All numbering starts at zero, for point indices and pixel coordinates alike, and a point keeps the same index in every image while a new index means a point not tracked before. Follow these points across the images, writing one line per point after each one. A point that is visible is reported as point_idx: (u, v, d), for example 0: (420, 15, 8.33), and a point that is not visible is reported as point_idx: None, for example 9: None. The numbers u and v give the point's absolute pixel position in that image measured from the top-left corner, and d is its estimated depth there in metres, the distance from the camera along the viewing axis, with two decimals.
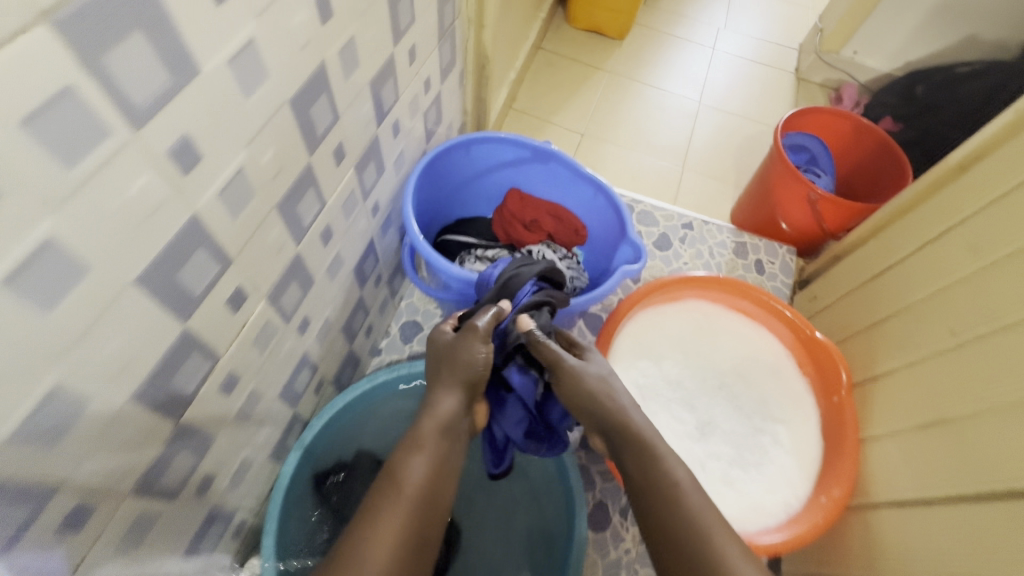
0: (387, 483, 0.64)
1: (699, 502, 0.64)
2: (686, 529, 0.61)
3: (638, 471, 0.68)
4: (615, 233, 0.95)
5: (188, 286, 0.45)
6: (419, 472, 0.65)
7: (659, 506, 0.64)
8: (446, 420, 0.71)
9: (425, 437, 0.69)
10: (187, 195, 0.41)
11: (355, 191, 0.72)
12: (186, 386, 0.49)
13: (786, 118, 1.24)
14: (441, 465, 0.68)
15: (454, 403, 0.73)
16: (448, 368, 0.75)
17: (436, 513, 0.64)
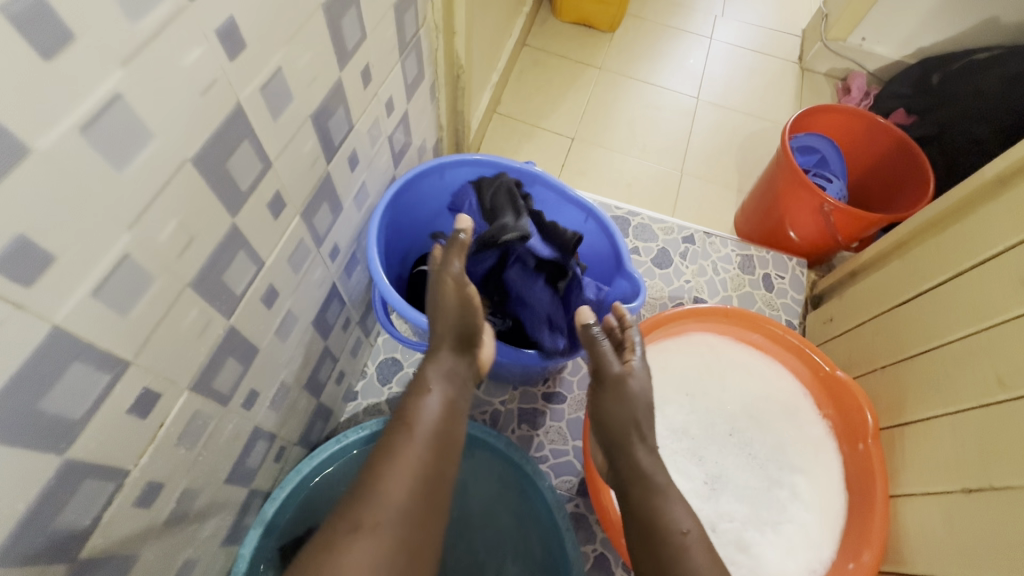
0: (397, 429, 0.59)
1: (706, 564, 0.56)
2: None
3: (645, 516, 0.61)
4: (609, 263, 0.85)
5: (61, 413, 0.35)
6: (429, 420, 0.60)
7: (663, 563, 0.57)
8: (450, 367, 0.66)
9: (429, 377, 0.64)
10: (35, 308, 0.31)
11: (306, 238, 0.62)
12: (79, 519, 0.40)
13: (793, 119, 1.13)
14: (448, 409, 0.63)
15: (456, 352, 0.67)
16: (443, 321, 0.68)
17: (446, 459, 0.60)
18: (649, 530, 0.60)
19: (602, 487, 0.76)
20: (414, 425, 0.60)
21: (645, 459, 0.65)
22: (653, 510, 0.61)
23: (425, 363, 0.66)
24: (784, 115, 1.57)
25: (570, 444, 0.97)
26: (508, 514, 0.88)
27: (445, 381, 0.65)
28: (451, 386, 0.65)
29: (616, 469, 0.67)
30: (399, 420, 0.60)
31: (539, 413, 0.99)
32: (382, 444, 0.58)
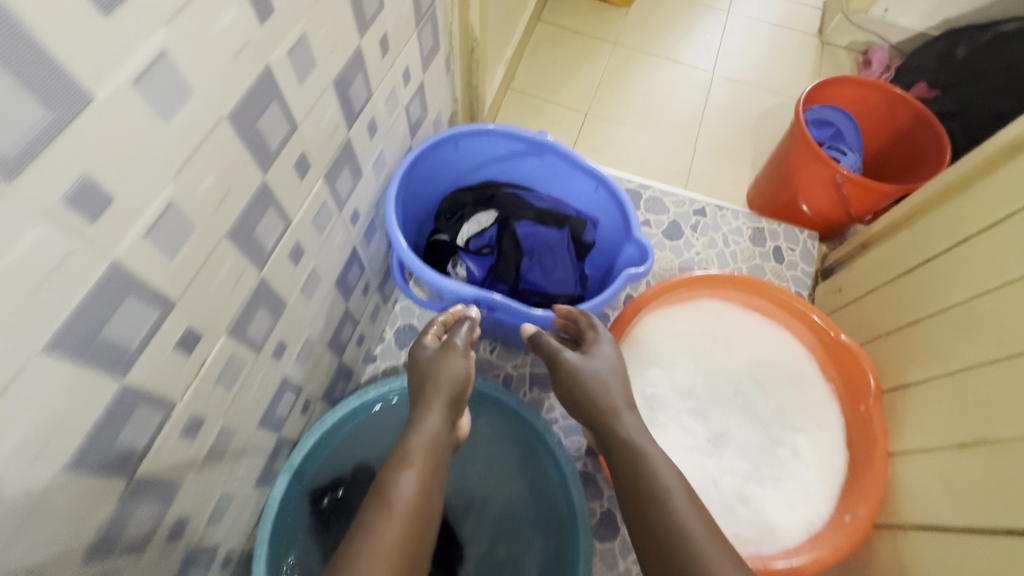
0: (374, 505, 0.54)
1: (689, 518, 0.58)
2: (680, 551, 0.55)
3: (632, 482, 0.63)
4: (620, 231, 0.87)
5: (119, 341, 0.39)
6: (411, 491, 0.55)
7: (650, 520, 0.59)
8: (432, 434, 0.63)
9: (412, 450, 0.60)
10: (98, 242, 0.35)
11: (328, 201, 0.66)
12: (135, 440, 0.45)
13: (809, 90, 1.13)
14: (430, 478, 0.58)
15: (440, 418, 0.65)
16: (435, 384, 0.68)
17: (428, 534, 0.54)
18: (635, 491, 0.62)
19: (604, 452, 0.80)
20: (393, 492, 0.55)
21: (629, 422, 0.68)
22: (637, 477, 0.63)
23: (408, 435, 0.62)
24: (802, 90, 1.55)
25: None
26: (523, 478, 0.92)
27: (428, 451, 0.61)
28: (431, 452, 0.61)
29: (604, 441, 0.69)
30: (375, 496, 0.55)
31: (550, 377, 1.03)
32: (359, 521, 0.52)
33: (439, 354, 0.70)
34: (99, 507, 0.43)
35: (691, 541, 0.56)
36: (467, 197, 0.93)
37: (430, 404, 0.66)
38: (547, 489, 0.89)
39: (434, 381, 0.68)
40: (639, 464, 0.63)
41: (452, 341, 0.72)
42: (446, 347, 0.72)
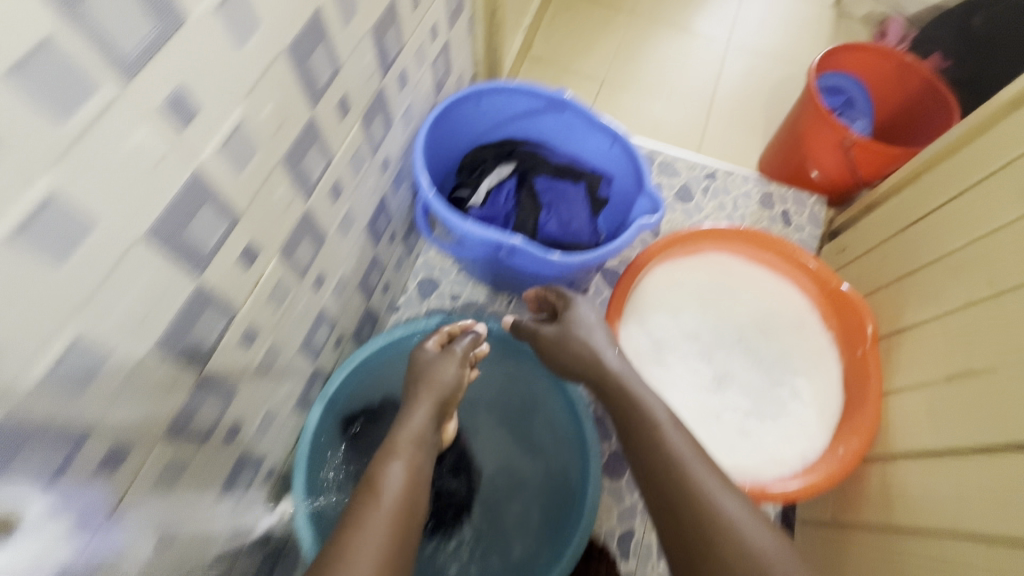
0: (362, 492, 0.58)
1: (676, 446, 0.63)
2: (675, 472, 0.61)
3: (627, 422, 0.68)
4: (633, 186, 0.92)
5: (198, 242, 0.45)
6: (398, 480, 0.60)
7: (643, 451, 0.64)
8: (418, 431, 0.67)
9: (398, 443, 0.65)
10: (187, 148, 0.41)
11: (363, 146, 0.71)
12: (206, 338, 0.51)
13: (822, 56, 1.15)
14: (417, 471, 0.63)
15: (424, 418, 0.70)
16: (426, 386, 0.73)
17: (415, 524, 0.58)
18: (629, 424, 0.67)
19: None
20: (381, 484, 0.59)
21: (615, 364, 0.72)
22: (630, 418, 0.68)
23: (394, 432, 0.67)
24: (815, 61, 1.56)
25: None
26: (516, 434, 0.98)
27: (415, 446, 0.66)
28: (416, 447, 0.65)
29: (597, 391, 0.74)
30: (364, 485, 0.59)
31: None
32: (350, 512, 0.56)
33: (438, 358, 0.76)
34: (176, 393, 0.50)
35: (680, 462, 0.62)
36: (488, 150, 0.97)
37: (422, 396, 0.72)
38: (545, 444, 0.95)
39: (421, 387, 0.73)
40: (629, 406, 0.69)
41: (450, 349, 0.78)
42: (445, 354, 0.78)
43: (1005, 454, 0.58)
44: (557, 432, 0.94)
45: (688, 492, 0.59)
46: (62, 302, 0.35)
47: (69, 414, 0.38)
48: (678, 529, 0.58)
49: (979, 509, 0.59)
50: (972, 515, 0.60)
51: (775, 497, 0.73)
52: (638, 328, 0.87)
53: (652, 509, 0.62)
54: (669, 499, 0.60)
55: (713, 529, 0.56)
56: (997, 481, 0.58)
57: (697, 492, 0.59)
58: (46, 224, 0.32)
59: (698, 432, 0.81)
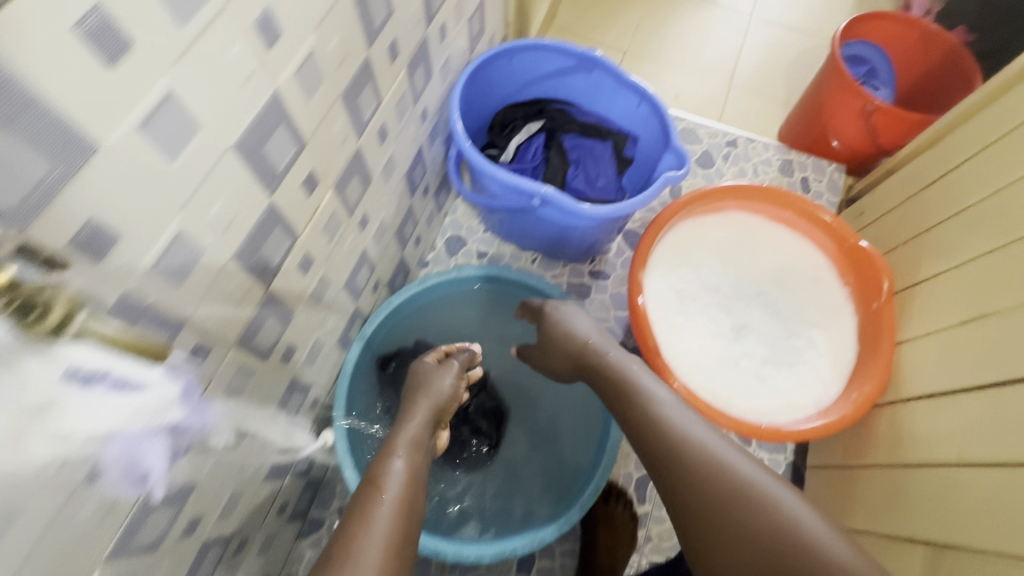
0: (364, 490, 0.57)
1: (667, 408, 0.67)
2: (668, 430, 0.65)
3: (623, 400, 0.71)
4: (659, 144, 0.94)
5: (273, 161, 0.49)
6: (399, 475, 0.60)
7: (637, 420, 0.68)
8: (414, 435, 0.67)
9: (396, 444, 0.65)
10: (270, 68, 0.45)
11: (407, 94, 0.75)
12: (273, 256, 0.55)
13: (847, 24, 1.15)
14: (418, 475, 0.62)
15: (422, 422, 0.70)
16: (423, 394, 0.74)
17: (416, 519, 0.57)
18: (616, 394, 0.73)
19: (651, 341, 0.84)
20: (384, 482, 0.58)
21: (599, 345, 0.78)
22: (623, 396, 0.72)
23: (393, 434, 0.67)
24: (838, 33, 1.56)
25: (612, 314, 1.11)
26: (515, 409, 1.01)
27: (412, 447, 0.65)
28: (414, 452, 0.65)
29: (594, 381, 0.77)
30: (366, 479, 0.59)
31: (586, 287, 1.13)
32: (353, 508, 0.55)
33: (435, 369, 0.78)
34: (248, 305, 0.54)
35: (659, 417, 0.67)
36: (518, 109, 1.01)
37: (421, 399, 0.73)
38: (544, 418, 0.99)
39: (416, 398, 0.74)
40: (622, 386, 0.73)
41: (448, 363, 0.80)
42: (443, 367, 0.80)
43: (1011, 388, 0.61)
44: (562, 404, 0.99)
45: (681, 443, 0.63)
46: (171, 197, 0.39)
47: (169, 303, 0.43)
48: (679, 475, 0.61)
49: (986, 440, 0.63)
50: (979, 446, 0.63)
51: (789, 436, 0.77)
52: (660, 279, 0.90)
53: (651, 469, 0.65)
54: (665, 454, 0.63)
55: (709, 470, 0.59)
56: (1003, 413, 0.62)
57: (689, 443, 0.62)
58: (163, 119, 0.36)
59: (716, 378, 0.85)
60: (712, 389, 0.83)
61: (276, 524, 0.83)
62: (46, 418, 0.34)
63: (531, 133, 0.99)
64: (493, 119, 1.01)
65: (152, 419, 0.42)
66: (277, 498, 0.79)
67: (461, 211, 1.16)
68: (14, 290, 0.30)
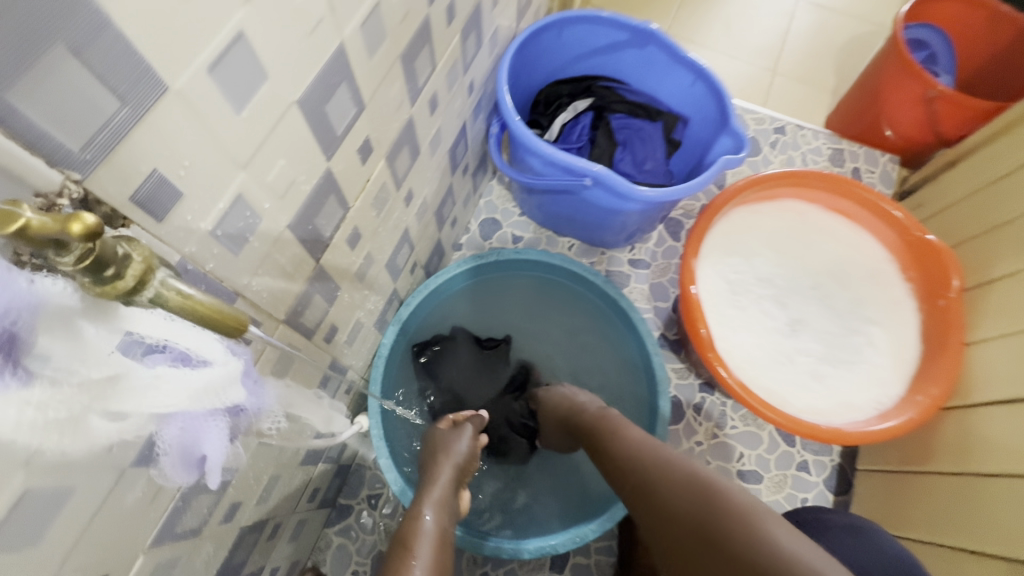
0: (394, 551, 0.55)
1: (643, 443, 0.66)
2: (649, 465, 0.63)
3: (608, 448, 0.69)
4: (714, 125, 0.89)
5: (333, 123, 0.45)
6: (428, 536, 0.56)
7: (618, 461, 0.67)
8: (439, 498, 0.63)
9: (420, 505, 0.61)
10: (338, 16, 0.40)
11: (458, 62, 0.70)
12: (325, 228, 0.51)
13: (907, 9, 1.09)
14: (446, 530, 0.59)
15: (446, 481, 0.65)
16: (443, 455, 0.68)
17: None
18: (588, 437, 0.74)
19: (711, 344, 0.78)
20: (416, 538, 0.56)
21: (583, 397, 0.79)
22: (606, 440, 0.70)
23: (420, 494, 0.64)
24: (889, 17, 1.48)
25: (651, 304, 1.06)
26: None
27: (439, 509, 0.61)
28: (440, 507, 0.61)
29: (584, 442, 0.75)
30: (396, 540, 0.56)
31: (624, 276, 1.08)
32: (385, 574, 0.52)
33: (450, 431, 0.72)
34: (298, 280, 0.51)
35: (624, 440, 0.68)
36: (563, 86, 0.96)
37: (443, 460, 0.68)
38: None
39: (435, 460, 0.68)
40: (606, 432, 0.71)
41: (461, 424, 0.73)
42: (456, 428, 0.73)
43: None
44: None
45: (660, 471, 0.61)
46: (235, 153, 0.35)
47: (225, 273, 0.39)
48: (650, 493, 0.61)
49: None
50: None
51: (849, 438, 0.73)
52: (711, 269, 0.86)
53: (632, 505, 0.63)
54: (645, 487, 0.62)
55: (679, 486, 0.58)
56: None
57: (663, 468, 0.61)
58: (232, 63, 0.32)
59: (769, 375, 0.80)
60: (765, 385, 0.80)
61: (307, 510, 0.80)
62: (102, 396, 0.27)
63: (576, 111, 0.94)
64: (536, 96, 0.97)
65: (223, 397, 0.33)
66: (309, 484, 0.77)
67: (496, 193, 1.12)
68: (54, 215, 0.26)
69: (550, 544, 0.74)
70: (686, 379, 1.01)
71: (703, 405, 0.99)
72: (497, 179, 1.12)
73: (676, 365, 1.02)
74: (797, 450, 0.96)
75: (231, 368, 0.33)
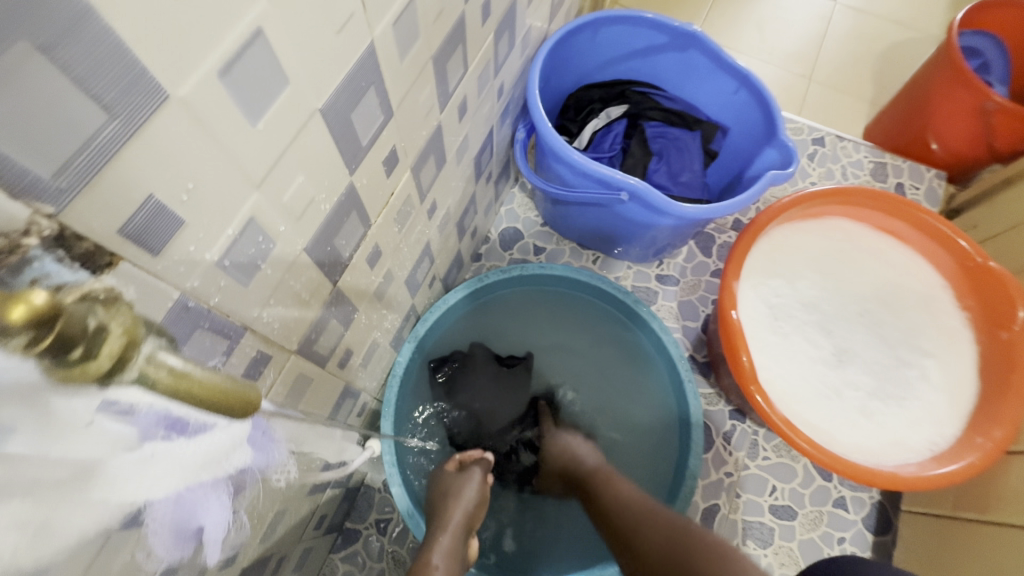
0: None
1: (635, 496, 0.68)
2: (636, 515, 0.65)
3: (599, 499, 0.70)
4: (758, 136, 0.83)
5: (358, 133, 0.40)
6: None
7: (607, 510, 0.68)
8: (450, 549, 0.59)
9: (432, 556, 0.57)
10: (370, 12, 0.35)
11: (490, 64, 0.65)
12: (344, 248, 0.46)
13: (962, 15, 1.02)
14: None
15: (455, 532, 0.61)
16: (454, 498, 0.64)
17: None
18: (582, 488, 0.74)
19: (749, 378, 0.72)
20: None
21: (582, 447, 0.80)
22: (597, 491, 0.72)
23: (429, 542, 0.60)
24: (932, 24, 1.41)
25: (680, 323, 1.00)
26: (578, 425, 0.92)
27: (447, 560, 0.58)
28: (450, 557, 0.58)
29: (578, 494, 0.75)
30: None
31: (651, 292, 1.02)
32: None
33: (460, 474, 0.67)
34: (314, 306, 0.45)
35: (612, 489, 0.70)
36: (595, 89, 0.90)
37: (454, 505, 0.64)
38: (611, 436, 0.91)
39: (445, 506, 0.64)
40: (597, 484, 0.73)
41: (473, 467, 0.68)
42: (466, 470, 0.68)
43: None
44: (612, 436, 0.91)
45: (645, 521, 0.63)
46: (248, 171, 0.30)
47: (232, 305, 0.34)
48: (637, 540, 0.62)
49: None
50: None
51: (904, 484, 0.67)
52: (752, 290, 0.80)
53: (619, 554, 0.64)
54: (632, 537, 0.63)
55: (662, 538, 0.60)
56: None
57: (648, 517, 0.63)
58: (247, 66, 0.26)
59: (813, 409, 0.75)
60: (809, 420, 0.74)
61: (313, 538, 0.75)
62: (77, 491, 0.21)
63: (609, 117, 0.88)
64: (566, 100, 0.91)
65: (226, 463, 0.29)
66: (317, 512, 0.72)
67: (518, 200, 1.06)
68: (16, 262, 0.20)
69: None
70: (717, 404, 0.95)
71: (733, 433, 0.93)
72: (519, 186, 1.07)
73: (705, 389, 0.96)
74: (834, 484, 0.89)
75: (235, 430, 0.29)
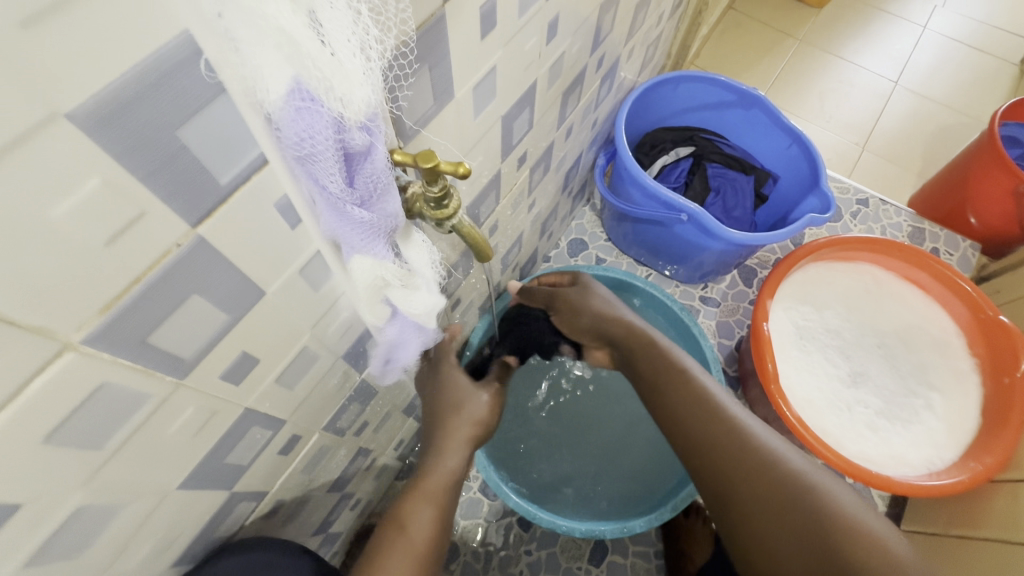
0: (388, 535, 0.52)
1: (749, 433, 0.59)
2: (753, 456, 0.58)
3: (678, 400, 0.64)
4: (804, 185, 0.98)
5: (513, 135, 0.60)
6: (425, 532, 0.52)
7: (701, 430, 0.61)
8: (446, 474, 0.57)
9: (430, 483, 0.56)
10: (539, 62, 0.54)
11: (592, 102, 0.84)
12: (481, 216, 0.65)
13: (1005, 106, 1.15)
14: (445, 512, 0.55)
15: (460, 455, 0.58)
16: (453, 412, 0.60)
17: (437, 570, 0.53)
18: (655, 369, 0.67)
19: (772, 381, 0.84)
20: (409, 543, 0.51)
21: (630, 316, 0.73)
22: (668, 385, 0.66)
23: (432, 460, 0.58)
24: (987, 113, 1.53)
25: (716, 340, 1.14)
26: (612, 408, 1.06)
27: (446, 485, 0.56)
28: (439, 527, 0.53)
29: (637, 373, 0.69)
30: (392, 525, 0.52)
31: (693, 309, 1.16)
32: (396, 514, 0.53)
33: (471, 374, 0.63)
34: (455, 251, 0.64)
35: (711, 406, 0.62)
36: (669, 132, 1.08)
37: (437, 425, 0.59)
38: None
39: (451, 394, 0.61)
40: (668, 379, 0.65)
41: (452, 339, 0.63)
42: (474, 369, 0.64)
43: None
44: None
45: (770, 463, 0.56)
46: (464, 148, 0.49)
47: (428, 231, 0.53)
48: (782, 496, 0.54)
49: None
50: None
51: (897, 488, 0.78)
52: (783, 311, 0.96)
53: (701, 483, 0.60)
54: (746, 481, 0.56)
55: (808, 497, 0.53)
56: None
57: (782, 473, 0.55)
58: (484, 86, 0.46)
59: (828, 418, 0.89)
60: (822, 425, 0.88)
61: (392, 457, 0.91)
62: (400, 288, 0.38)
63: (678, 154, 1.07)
64: (641, 137, 1.09)
65: (423, 320, 0.42)
66: (401, 434, 0.89)
67: (587, 217, 1.24)
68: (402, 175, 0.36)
69: (600, 529, 0.80)
70: None
71: None
72: (590, 206, 1.25)
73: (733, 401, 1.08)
74: None
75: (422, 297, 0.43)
